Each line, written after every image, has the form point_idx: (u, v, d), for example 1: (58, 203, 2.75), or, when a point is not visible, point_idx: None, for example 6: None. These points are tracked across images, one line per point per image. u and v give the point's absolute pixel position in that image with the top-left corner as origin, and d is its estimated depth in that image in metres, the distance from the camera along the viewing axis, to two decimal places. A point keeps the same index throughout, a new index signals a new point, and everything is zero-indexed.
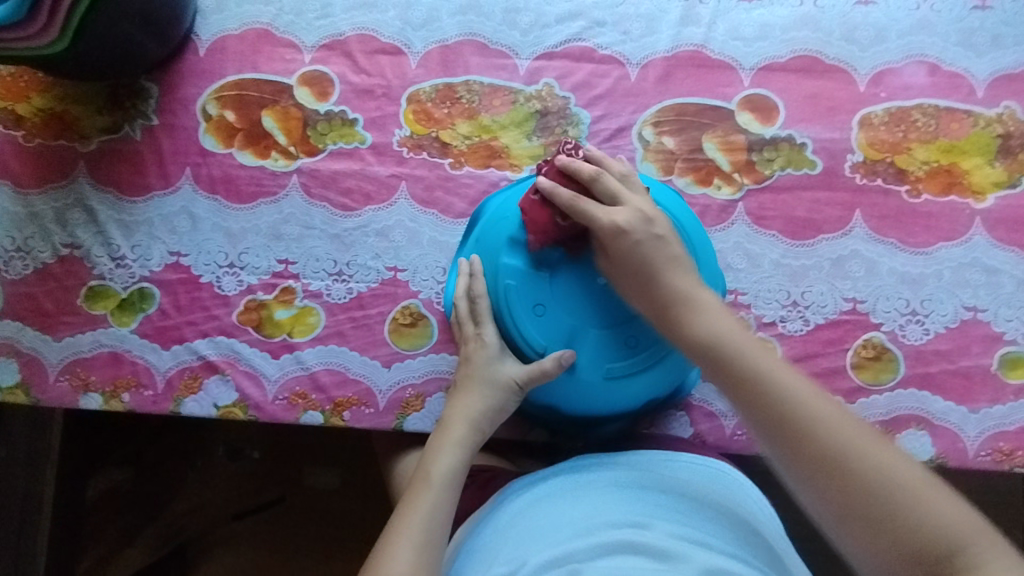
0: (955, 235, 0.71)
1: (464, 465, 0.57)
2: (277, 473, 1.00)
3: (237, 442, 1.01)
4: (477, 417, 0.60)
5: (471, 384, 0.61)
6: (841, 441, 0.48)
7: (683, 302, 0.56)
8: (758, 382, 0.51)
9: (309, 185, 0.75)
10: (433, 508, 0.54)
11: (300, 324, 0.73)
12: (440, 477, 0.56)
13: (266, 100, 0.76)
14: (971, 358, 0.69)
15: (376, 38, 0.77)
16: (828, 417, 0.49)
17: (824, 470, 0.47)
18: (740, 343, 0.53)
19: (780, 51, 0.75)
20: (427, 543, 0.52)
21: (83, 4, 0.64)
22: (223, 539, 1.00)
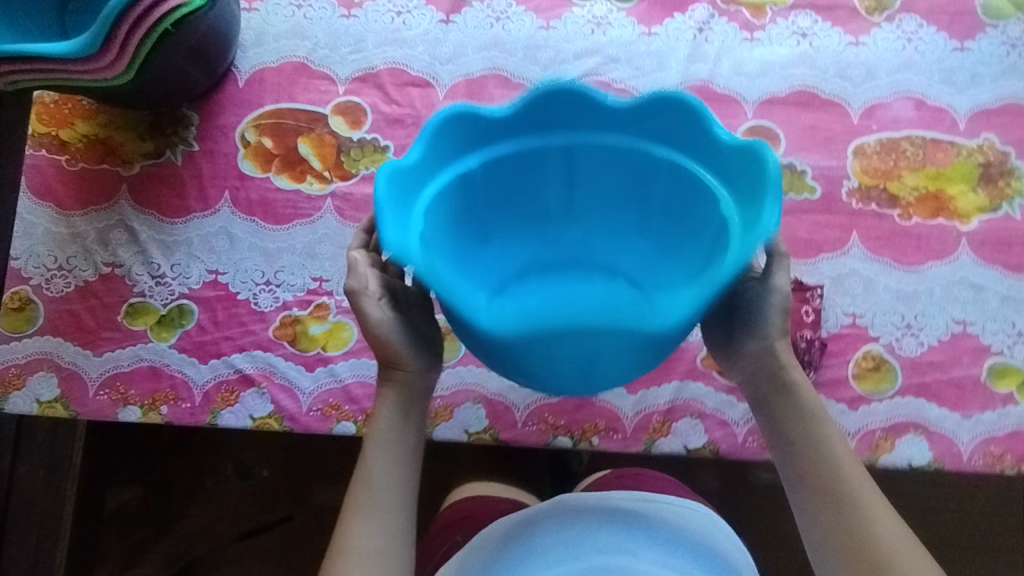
0: (944, 254, 0.77)
1: (401, 422, 0.60)
2: (287, 490, 1.02)
3: (247, 460, 1.03)
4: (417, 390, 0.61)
5: (398, 359, 0.60)
6: (882, 551, 0.53)
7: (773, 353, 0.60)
8: (818, 494, 0.57)
9: (343, 208, 0.79)
10: (379, 484, 0.57)
11: (334, 338, 0.77)
12: (382, 449, 0.59)
13: (302, 128, 0.80)
14: (961, 369, 0.75)
15: (406, 71, 0.81)
16: (873, 518, 0.55)
17: (822, 503, 0.57)
18: (841, 464, 0.57)
19: (780, 86, 0.80)
20: (376, 515, 0.56)
21: (149, 41, 0.69)
22: (230, 559, 1.00)
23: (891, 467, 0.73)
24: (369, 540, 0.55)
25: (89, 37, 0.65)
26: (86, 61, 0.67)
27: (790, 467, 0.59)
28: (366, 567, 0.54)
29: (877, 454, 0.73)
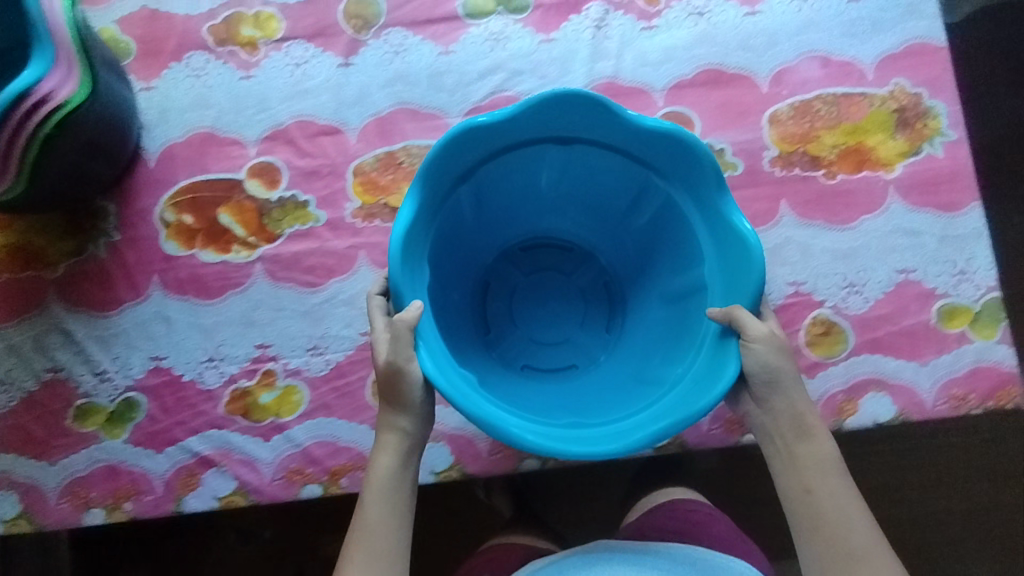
0: (874, 206, 0.77)
1: (401, 462, 0.63)
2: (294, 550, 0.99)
3: (249, 526, 1.00)
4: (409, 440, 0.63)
5: (393, 404, 0.62)
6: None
7: (778, 386, 0.62)
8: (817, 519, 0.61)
9: (274, 270, 0.78)
10: (380, 531, 0.61)
11: (286, 404, 0.75)
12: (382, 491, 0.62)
13: (220, 197, 0.79)
14: (912, 317, 0.75)
15: (314, 121, 0.80)
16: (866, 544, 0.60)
17: (803, 514, 0.62)
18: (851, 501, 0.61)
19: (685, 69, 0.81)
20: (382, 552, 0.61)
21: (36, 147, 0.67)
22: None
23: (858, 428, 0.73)
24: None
25: None
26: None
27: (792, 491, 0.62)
28: None
29: (843, 418, 0.73)
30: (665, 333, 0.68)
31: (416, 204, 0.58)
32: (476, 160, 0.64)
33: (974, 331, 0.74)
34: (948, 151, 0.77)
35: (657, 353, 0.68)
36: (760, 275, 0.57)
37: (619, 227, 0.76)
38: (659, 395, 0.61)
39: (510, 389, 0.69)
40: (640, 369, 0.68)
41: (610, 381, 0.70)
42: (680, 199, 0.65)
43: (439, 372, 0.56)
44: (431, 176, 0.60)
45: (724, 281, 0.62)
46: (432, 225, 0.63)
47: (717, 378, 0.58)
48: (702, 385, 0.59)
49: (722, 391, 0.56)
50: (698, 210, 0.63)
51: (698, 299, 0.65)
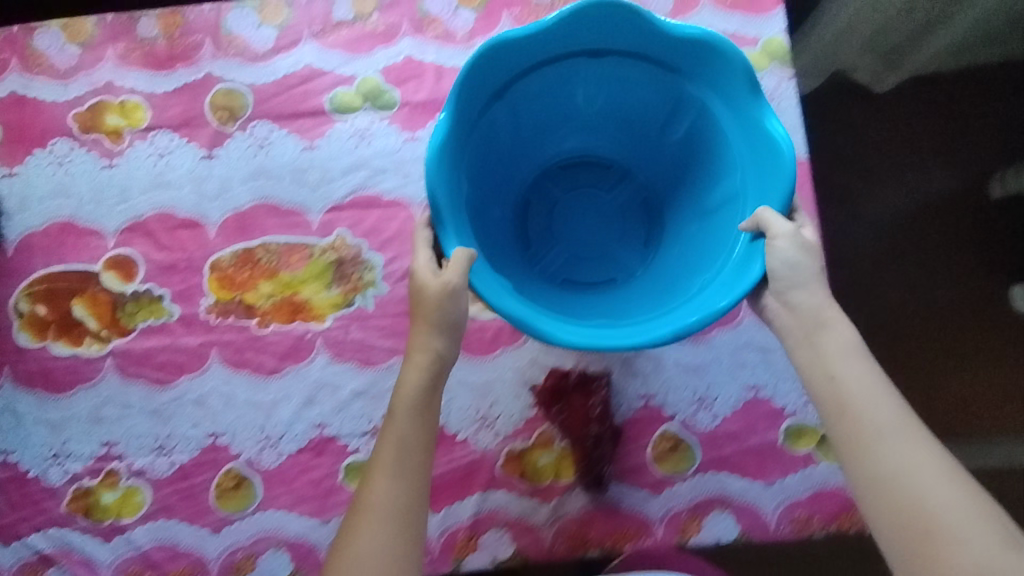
0: (726, 320, 0.77)
1: (436, 365, 0.58)
2: None
3: None
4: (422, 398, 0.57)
5: (427, 321, 0.57)
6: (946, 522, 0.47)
7: (816, 322, 0.55)
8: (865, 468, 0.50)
9: (124, 365, 0.78)
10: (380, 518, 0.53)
11: (128, 504, 0.75)
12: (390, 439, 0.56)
13: (75, 289, 0.79)
14: (758, 436, 0.75)
15: (174, 214, 0.80)
16: (940, 509, 0.48)
17: (878, 498, 0.49)
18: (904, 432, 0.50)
19: None
20: (382, 541, 0.52)
21: None
22: None
23: (701, 546, 0.74)
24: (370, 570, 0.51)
25: None
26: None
27: (849, 461, 0.52)
28: None
29: (686, 536, 0.74)
30: (703, 235, 0.66)
31: (455, 114, 0.57)
32: (512, 75, 0.63)
33: (820, 454, 0.74)
34: None
35: (704, 242, 0.65)
36: (791, 168, 0.56)
37: (656, 148, 0.74)
38: (683, 305, 0.59)
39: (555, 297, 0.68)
40: (680, 273, 0.66)
41: (659, 283, 0.68)
42: (714, 106, 0.63)
43: (491, 286, 0.54)
44: (463, 95, 0.58)
45: (755, 181, 0.61)
46: (462, 165, 0.61)
47: (751, 262, 0.57)
48: (739, 270, 0.58)
49: (756, 279, 0.55)
50: (728, 111, 0.62)
51: (729, 210, 0.63)
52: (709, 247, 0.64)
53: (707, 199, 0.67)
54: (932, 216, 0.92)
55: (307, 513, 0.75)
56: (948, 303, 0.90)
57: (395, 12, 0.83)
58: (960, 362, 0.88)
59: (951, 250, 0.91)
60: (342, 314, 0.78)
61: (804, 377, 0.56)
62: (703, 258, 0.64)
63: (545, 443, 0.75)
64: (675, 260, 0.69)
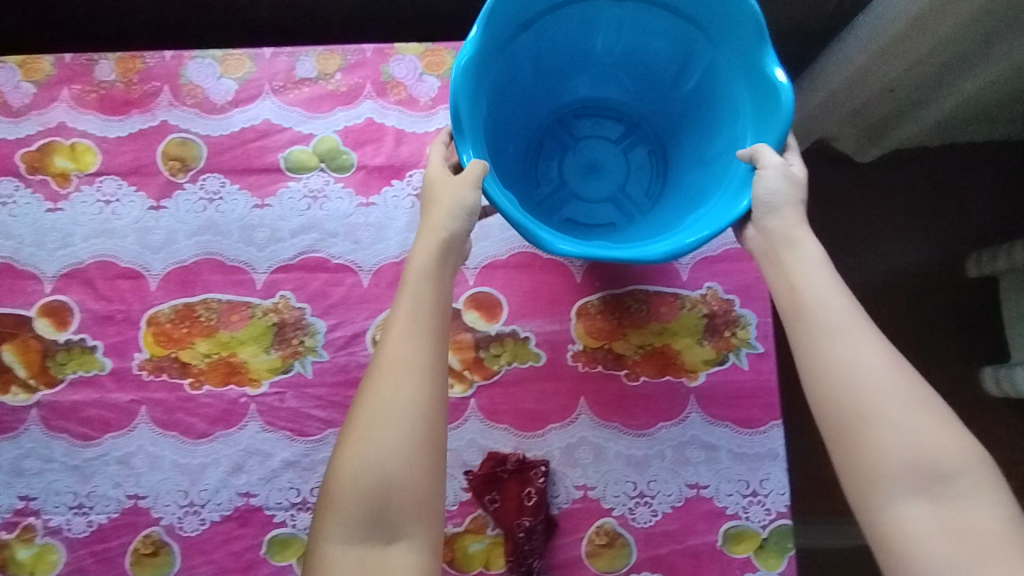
0: (672, 414, 0.75)
1: (439, 261, 0.59)
2: None
3: None
4: (425, 311, 0.57)
5: (439, 207, 0.60)
6: (875, 419, 0.51)
7: (789, 240, 0.58)
8: (817, 355, 0.54)
9: (49, 417, 0.75)
10: (376, 415, 0.53)
11: (40, 564, 0.72)
12: (398, 316, 0.57)
13: (6, 333, 0.77)
14: (697, 537, 0.72)
15: (116, 263, 0.79)
16: (872, 385, 0.52)
17: (837, 400, 0.52)
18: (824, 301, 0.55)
19: (499, 249, 0.78)
20: (390, 444, 0.52)
21: None
22: None
23: None
24: (369, 470, 0.52)
25: None
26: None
27: (800, 355, 0.55)
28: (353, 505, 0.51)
29: None
30: (703, 177, 0.70)
31: (484, 40, 0.60)
32: (543, 9, 0.66)
33: (760, 559, 0.72)
34: (753, 364, 0.75)
35: (704, 178, 0.69)
36: (787, 115, 0.59)
37: (667, 96, 0.76)
38: (672, 234, 0.62)
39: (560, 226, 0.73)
40: (670, 218, 0.69)
41: (663, 209, 0.72)
42: (723, 63, 0.65)
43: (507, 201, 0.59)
44: (498, 16, 0.61)
45: (754, 127, 0.63)
46: (487, 88, 0.65)
47: (742, 197, 0.60)
48: (735, 197, 0.61)
49: (743, 210, 0.59)
50: (737, 68, 0.64)
51: (728, 154, 0.66)
52: (730, 106, 0.67)
53: (708, 145, 0.70)
54: (910, 283, 1.23)
55: None
56: (935, 350, 1.21)
57: (358, 73, 0.83)
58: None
59: (944, 305, 1.23)
60: (278, 380, 0.76)
61: (773, 287, 0.59)
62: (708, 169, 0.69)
63: (477, 529, 0.73)
64: (693, 172, 0.72)
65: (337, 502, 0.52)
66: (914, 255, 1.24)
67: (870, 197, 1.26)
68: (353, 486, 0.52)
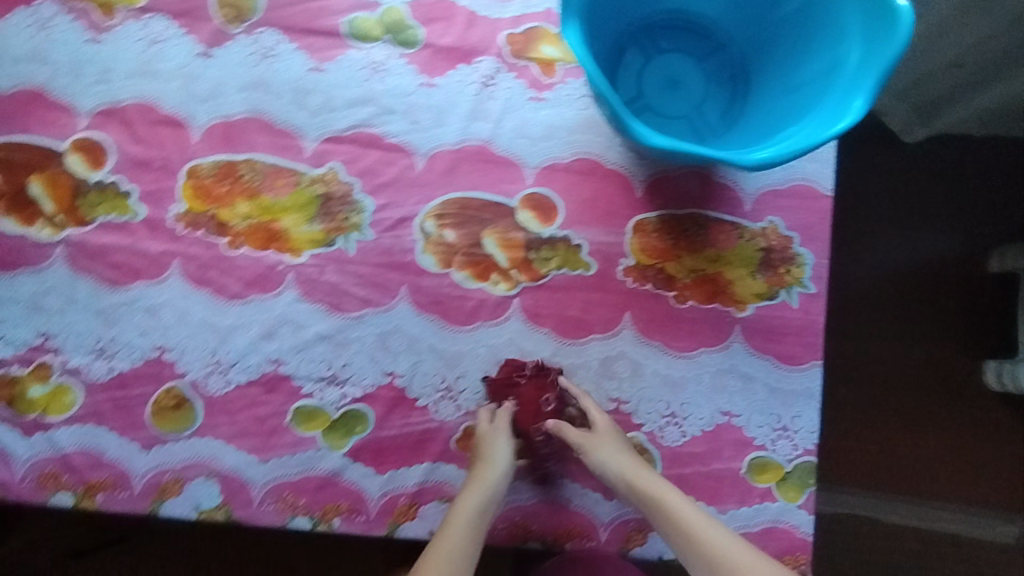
0: (715, 341, 0.74)
1: (487, 501, 0.67)
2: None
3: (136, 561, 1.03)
4: (484, 509, 0.66)
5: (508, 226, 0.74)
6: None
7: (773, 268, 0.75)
8: (700, 554, 0.63)
9: (76, 257, 0.72)
10: (451, 552, 0.64)
11: (56, 402, 0.70)
12: (463, 522, 0.66)
13: (35, 165, 0.72)
14: (722, 462, 0.73)
15: (157, 108, 0.74)
16: (739, 556, 0.62)
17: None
18: (644, 485, 0.67)
19: (563, 152, 0.75)
20: (454, 572, 0.63)
21: None
22: None
23: (641, 558, 0.72)
24: None
25: None
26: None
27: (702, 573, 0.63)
28: None
29: (628, 546, 0.72)
30: (789, 107, 0.67)
31: None
32: None
33: (780, 490, 0.73)
34: (803, 303, 0.74)
35: (794, 103, 0.65)
36: (902, 41, 0.55)
37: (765, 17, 0.72)
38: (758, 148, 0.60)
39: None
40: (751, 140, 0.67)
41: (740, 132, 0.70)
42: None
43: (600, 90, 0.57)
44: None
45: (860, 50, 0.60)
46: None
47: (842, 116, 0.57)
48: (832, 118, 0.58)
49: (842, 130, 0.56)
50: None
51: (829, 79, 0.62)
52: (837, 28, 0.63)
53: (803, 69, 0.67)
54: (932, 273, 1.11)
55: (246, 449, 0.71)
56: (918, 367, 1.10)
57: None
58: (876, 401, 1.09)
59: (928, 319, 1.11)
60: (318, 253, 0.73)
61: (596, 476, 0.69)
62: (801, 94, 0.66)
63: None
64: (778, 98, 0.69)
65: None
66: (939, 247, 1.12)
67: (940, 179, 1.13)
68: None
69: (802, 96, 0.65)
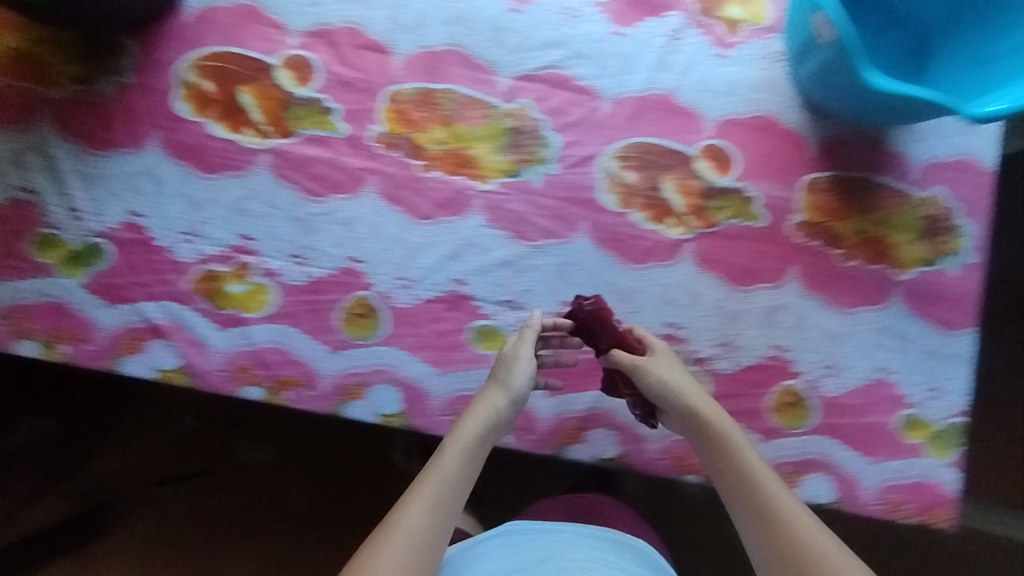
0: (877, 300, 0.77)
1: (483, 435, 0.67)
2: (215, 450, 1.19)
3: (173, 412, 1.19)
4: (474, 441, 0.66)
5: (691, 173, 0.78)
6: (791, 523, 0.63)
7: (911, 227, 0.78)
8: (741, 486, 0.65)
9: (280, 166, 0.76)
10: (436, 480, 0.64)
11: (253, 300, 0.75)
12: (461, 453, 0.66)
13: (246, 76, 0.76)
14: (875, 416, 0.77)
15: (363, 33, 0.77)
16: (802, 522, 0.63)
17: (748, 497, 0.65)
18: (731, 433, 0.68)
19: (742, 109, 0.78)
20: (436, 504, 0.63)
21: None
22: (154, 495, 1.18)
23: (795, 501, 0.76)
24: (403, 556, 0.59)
25: None
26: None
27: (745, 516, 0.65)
28: (404, 550, 0.60)
29: None
30: (978, 79, 0.72)
31: None
32: None
33: (928, 447, 0.76)
34: (962, 273, 0.78)
35: (990, 74, 0.71)
36: None
37: None
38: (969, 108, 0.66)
39: (833, 88, 0.73)
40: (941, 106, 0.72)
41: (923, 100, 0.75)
42: None
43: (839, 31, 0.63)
44: None
45: None
46: None
47: None
48: None
49: None
50: None
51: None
52: None
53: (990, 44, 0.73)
54: None
55: (428, 360, 0.75)
56: None
57: None
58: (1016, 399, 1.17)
59: None
60: (506, 183, 0.77)
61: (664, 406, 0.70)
62: (992, 67, 0.71)
63: None
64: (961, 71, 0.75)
65: (390, 538, 0.60)
66: None
67: None
68: (416, 526, 0.61)
69: (995, 69, 0.71)
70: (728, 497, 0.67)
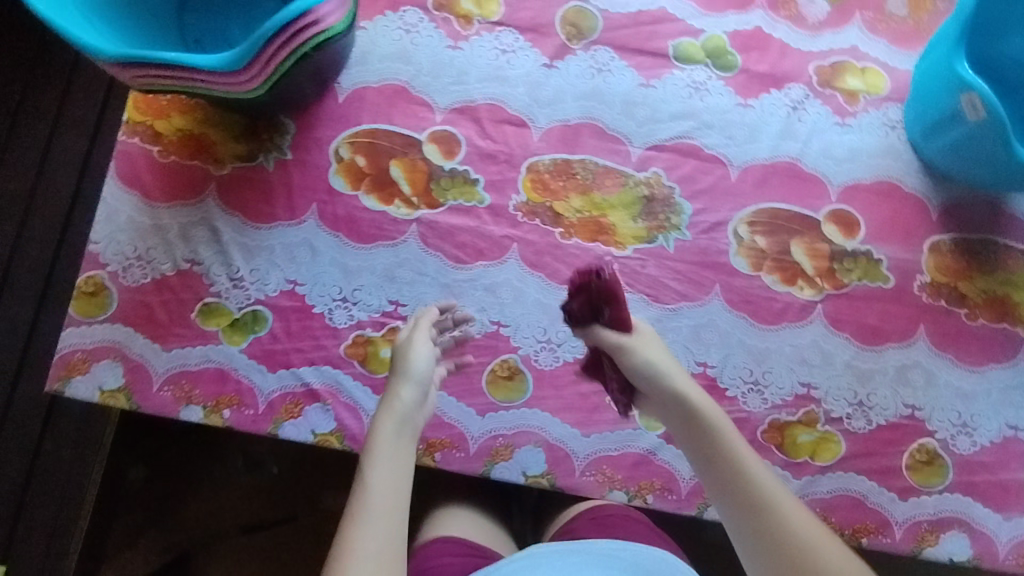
0: (1003, 358, 0.80)
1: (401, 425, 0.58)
2: (296, 492, 0.99)
3: (258, 455, 0.98)
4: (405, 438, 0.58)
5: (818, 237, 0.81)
6: (783, 516, 0.51)
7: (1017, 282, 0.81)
8: (735, 482, 0.54)
9: (427, 235, 0.80)
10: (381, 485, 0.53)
11: None
12: (386, 444, 0.56)
13: (396, 151, 0.81)
14: (1009, 472, 0.78)
15: (504, 108, 0.83)
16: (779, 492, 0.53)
17: (739, 500, 0.53)
18: (707, 410, 0.58)
19: (864, 174, 0.82)
20: (388, 515, 0.51)
21: (291, 63, 0.70)
22: (230, 549, 0.97)
23: (933, 560, 0.75)
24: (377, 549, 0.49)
25: (238, 55, 0.65)
26: (229, 74, 0.67)
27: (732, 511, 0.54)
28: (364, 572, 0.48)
29: (922, 546, 0.75)
30: None
31: None
32: None
33: None
34: None
35: None
36: None
37: None
38: None
39: (964, 159, 0.78)
40: None
41: None
42: None
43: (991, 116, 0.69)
44: None
45: None
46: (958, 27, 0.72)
47: None
48: None
49: None
50: None
51: None
52: None
53: None
54: None
55: (571, 422, 0.77)
56: None
57: None
58: None
59: None
60: (643, 248, 0.80)
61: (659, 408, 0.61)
62: None
63: (809, 422, 0.77)
64: None
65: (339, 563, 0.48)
66: None
67: None
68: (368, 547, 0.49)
69: None
70: (735, 509, 0.54)
